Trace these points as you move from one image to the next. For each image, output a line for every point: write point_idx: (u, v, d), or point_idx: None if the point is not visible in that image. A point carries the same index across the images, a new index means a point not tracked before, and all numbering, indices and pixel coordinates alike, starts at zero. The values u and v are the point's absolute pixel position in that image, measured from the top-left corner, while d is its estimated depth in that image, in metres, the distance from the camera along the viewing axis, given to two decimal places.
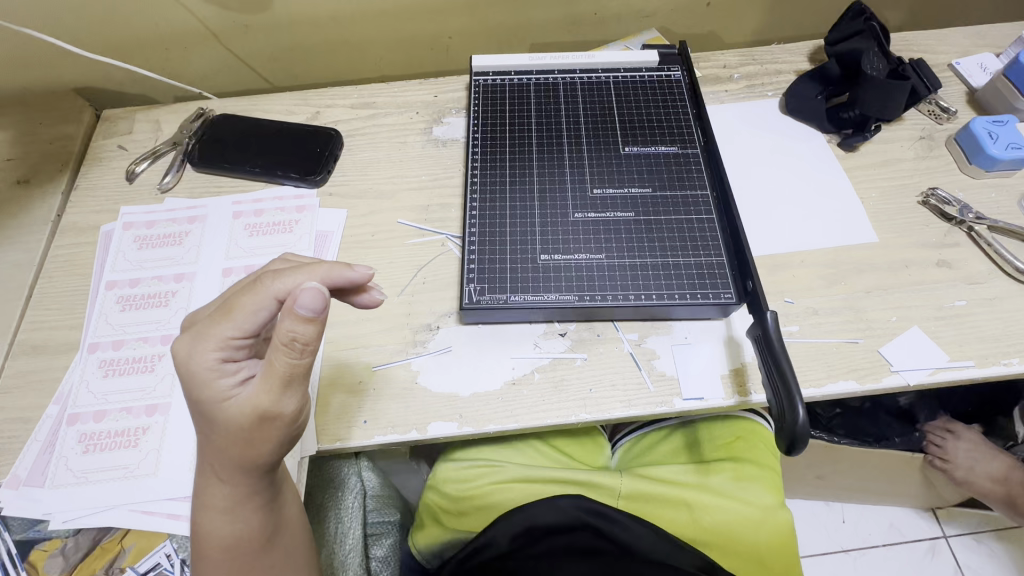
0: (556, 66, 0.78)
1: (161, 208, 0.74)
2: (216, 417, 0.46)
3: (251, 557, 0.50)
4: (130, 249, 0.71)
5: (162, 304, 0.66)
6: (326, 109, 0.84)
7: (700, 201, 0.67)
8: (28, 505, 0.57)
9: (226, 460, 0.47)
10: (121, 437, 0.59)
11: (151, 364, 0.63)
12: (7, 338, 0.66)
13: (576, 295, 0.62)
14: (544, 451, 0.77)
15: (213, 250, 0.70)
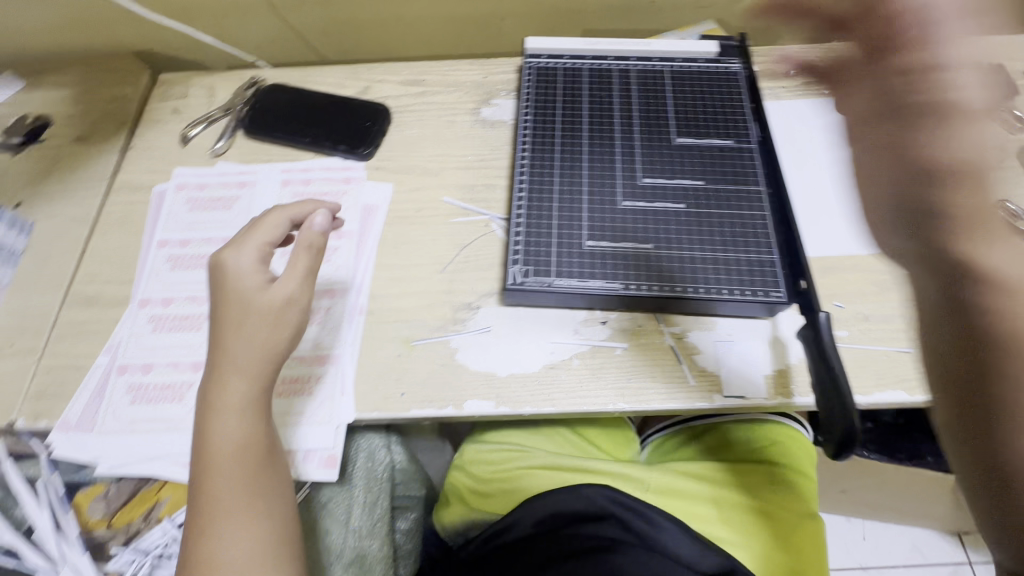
0: (611, 52, 0.76)
1: (214, 172, 0.76)
2: (238, 319, 0.55)
3: (257, 464, 0.53)
4: (182, 210, 0.73)
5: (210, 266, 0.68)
6: (375, 84, 0.84)
7: (754, 196, 0.65)
8: (75, 450, 0.58)
9: (244, 356, 0.54)
10: (168, 391, 0.60)
11: (199, 323, 0.64)
12: (63, 288, 0.69)
13: (621, 284, 0.61)
14: (572, 439, 0.77)
15: (261, 216, 0.71)
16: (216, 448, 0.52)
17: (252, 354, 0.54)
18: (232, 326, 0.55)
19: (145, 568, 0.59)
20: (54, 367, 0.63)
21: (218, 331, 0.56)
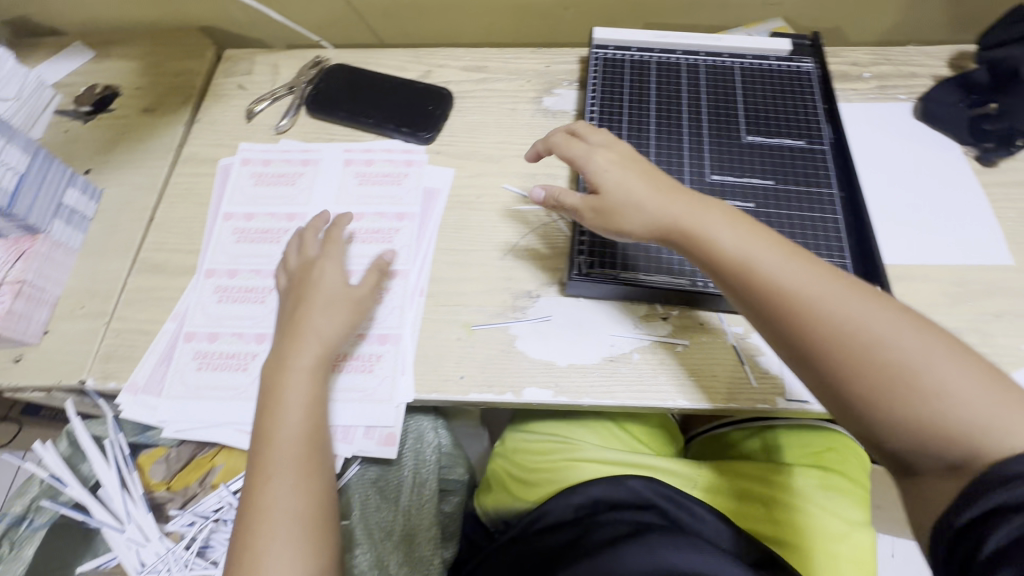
0: (680, 46, 0.75)
1: (278, 147, 0.76)
2: (316, 297, 0.59)
3: (307, 439, 0.54)
4: (247, 184, 0.73)
5: (274, 240, 0.69)
6: (437, 68, 0.83)
7: (827, 199, 0.63)
8: (143, 412, 0.60)
9: (318, 328, 0.58)
10: (233, 360, 0.62)
11: (262, 296, 0.65)
12: (132, 254, 0.71)
13: (687, 281, 0.60)
14: (617, 433, 0.77)
15: (324, 193, 0.72)
16: (279, 409, 0.55)
17: (325, 328, 0.58)
18: (310, 302, 0.59)
19: (204, 531, 0.61)
20: (123, 330, 0.65)
21: (295, 305, 0.60)
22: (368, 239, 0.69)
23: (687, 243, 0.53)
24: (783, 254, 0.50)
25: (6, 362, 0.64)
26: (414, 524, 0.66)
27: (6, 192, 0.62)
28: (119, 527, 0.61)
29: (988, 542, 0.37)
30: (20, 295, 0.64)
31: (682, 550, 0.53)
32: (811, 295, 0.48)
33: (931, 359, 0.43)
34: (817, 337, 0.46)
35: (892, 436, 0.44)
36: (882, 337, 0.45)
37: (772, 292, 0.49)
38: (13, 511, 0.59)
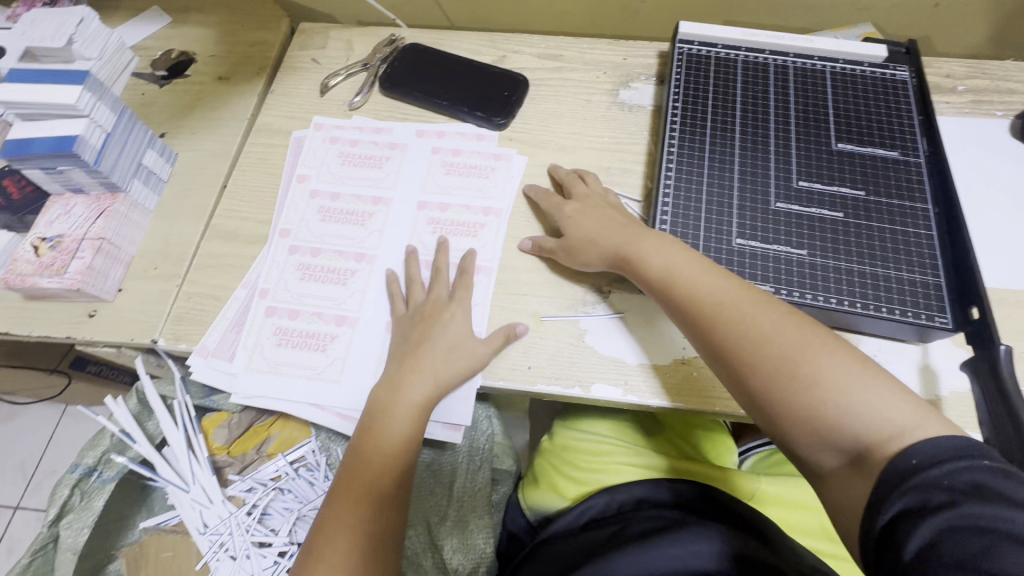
0: (769, 46, 0.73)
1: (364, 125, 0.76)
2: (440, 337, 0.59)
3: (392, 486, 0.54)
4: (333, 161, 0.73)
5: (360, 223, 0.69)
6: (512, 54, 0.82)
7: (921, 215, 0.61)
8: (213, 376, 0.61)
9: (435, 369, 0.58)
10: (312, 338, 0.62)
11: (344, 278, 0.65)
12: (205, 221, 0.71)
13: (772, 287, 0.59)
14: (670, 439, 0.76)
15: (411, 181, 0.71)
16: (377, 445, 0.55)
17: (443, 371, 0.58)
18: (432, 342, 0.59)
19: (265, 497, 0.63)
20: (194, 294, 0.66)
21: (416, 340, 0.59)
22: (454, 232, 0.68)
23: (623, 262, 0.59)
24: (698, 266, 0.55)
25: (81, 316, 0.65)
26: (469, 509, 0.65)
27: (95, 150, 0.63)
28: (185, 487, 0.62)
29: (909, 542, 0.37)
30: (100, 252, 0.64)
31: (702, 541, 0.54)
32: (729, 310, 0.52)
33: (814, 356, 0.47)
34: (725, 344, 0.51)
35: (789, 428, 0.47)
36: (774, 337, 0.49)
37: (687, 302, 0.54)
38: (85, 462, 0.58)
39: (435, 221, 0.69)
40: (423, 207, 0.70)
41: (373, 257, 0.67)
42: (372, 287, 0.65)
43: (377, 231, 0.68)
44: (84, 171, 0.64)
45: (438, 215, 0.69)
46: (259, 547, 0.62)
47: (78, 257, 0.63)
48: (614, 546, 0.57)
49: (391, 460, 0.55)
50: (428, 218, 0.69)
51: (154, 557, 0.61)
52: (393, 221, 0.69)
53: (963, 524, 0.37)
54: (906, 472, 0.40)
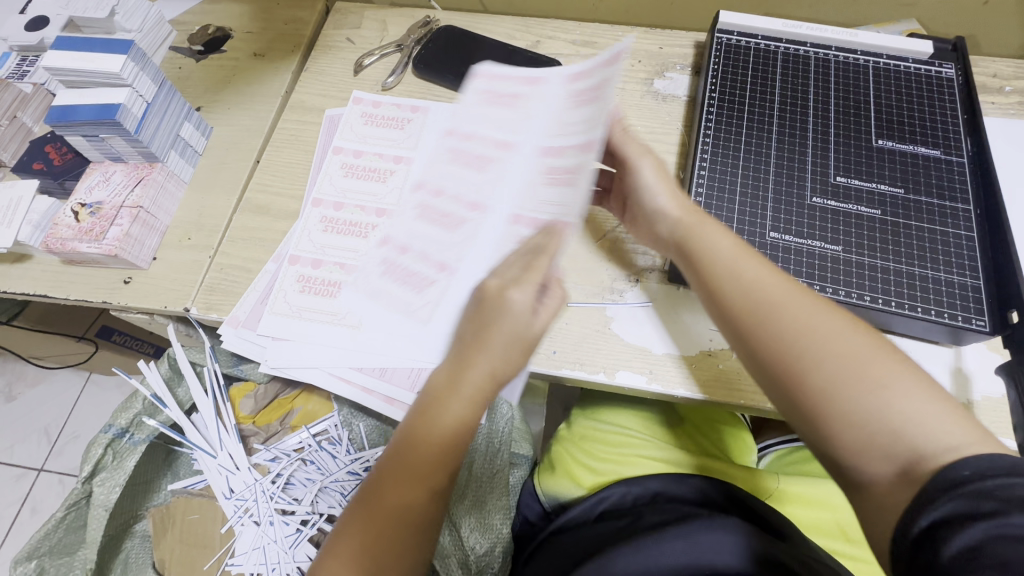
0: (810, 38, 0.72)
1: (494, 70, 0.65)
2: (502, 328, 0.47)
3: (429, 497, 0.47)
4: (475, 101, 0.63)
5: (480, 168, 0.60)
6: (547, 40, 0.82)
7: (961, 216, 0.60)
8: (241, 345, 0.62)
9: (494, 368, 0.48)
10: (332, 287, 0.64)
11: (454, 225, 0.58)
12: (237, 195, 0.72)
13: (803, 281, 0.58)
14: (686, 433, 0.76)
15: (533, 125, 0.59)
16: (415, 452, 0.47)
17: (500, 370, 0.48)
18: (494, 332, 0.47)
19: (289, 467, 0.64)
20: (226, 266, 0.67)
21: (473, 328, 0.48)
22: (555, 179, 0.54)
23: (686, 242, 0.54)
24: (762, 262, 0.51)
25: (117, 283, 0.67)
26: (485, 491, 0.65)
27: (135, 118, 0.64)
28: (212, 453, 0.64)
29: (949, 543, 0.34)
30: (137, 220, 0.65)
31: (720, 528, 0.54)
32: (793, 305, 0.47)
33: (870, 361, 0.42)
34: (775, 338, 0.46)
35: (834, 435, 0.42)
36: (834, 338, 0.44)
37: (735, 292, 0.49)
38: (118, 423, 0.59)
39: (550, 170, 0.56)
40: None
41: (392, 211, 0.68)
42: (477, 240, 0.56)
43: (489, 182, 0.58)
44: (124, 140, 0.65)
45: (551, 161, 0.56)
46: (282, 515, 0.63)
47: (116, 224, 0.64)
48: (628, 537, 0.57)
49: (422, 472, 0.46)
50: (545, 167, 0.56)
51: (181, 518, 0.63)
52: (512, 175, 0.57)
53: (1009, 532, 0.33)
54: (955, 480, 0.36)
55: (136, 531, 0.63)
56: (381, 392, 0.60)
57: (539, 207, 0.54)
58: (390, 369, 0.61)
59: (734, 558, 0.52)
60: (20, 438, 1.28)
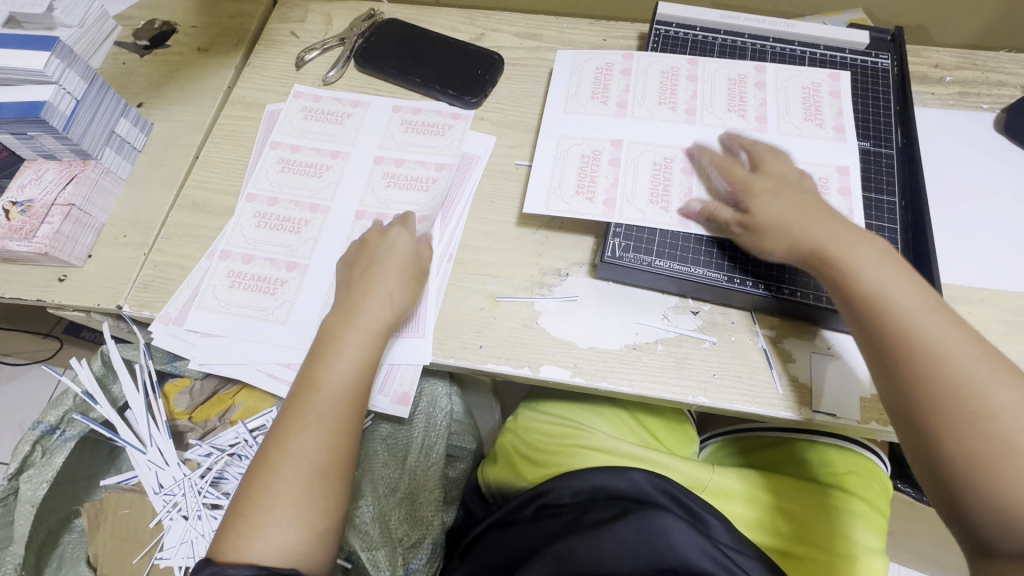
0: (748, 29, 0.71)
1: (843, 112, 0.64)
2: (385, 258, 0.60)
3: (344, 418, 0.53)
4: (792, 88, 0.67)
5: (735, 106, 0.66)
6: (491, 32, 0.81)
7: (887, 207, 0.60)
8: (172, 341, 0.62)
9: (391, 292, 0.58)
10: (264, 284, 0.64)
11: (671, 105, 0.67)
12: (174, 191, 0.72)
13: (725, 274, 0.59)
14: (631, 424, 0.76)
15: (789, 147, 0.63)
16: (324, 382, 0.54)
17: (396, 292, 0.59)
18: (382, 264, 0.60)
19: (219, 463, 0.64)
20: (160, 263, 0.67)
21: (364, 267, 0.60)
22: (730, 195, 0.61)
23: (818, 262, 0.52)
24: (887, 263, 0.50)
25: (51, 280, 0.67)
26: (419, 483, 0.67)
27: (63, 116, 0.64)
28: (142, 449, 0.64)
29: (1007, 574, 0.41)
30: (69, 218, 0.66)
31: (653, 518, 0.54)
32: (925, 329, 0.46)
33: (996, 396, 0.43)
34: (914, 366, 0.45)
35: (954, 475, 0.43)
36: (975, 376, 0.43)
37: (883, 324, 0.47)
38: (48, 420, 0.59)
39: None
40: (386, 182, 0.70)
41: (329, 206, 0.68)
42: (661, 129, 0.65)
43: (720, 121, 0.65)
44: (53, 137, 0.65)
45: None
46: (211, 509, 0.64)
47: (48, 222, 0.65)
48: (567, 532, 0.58)
49: (322, 406, 0.53)
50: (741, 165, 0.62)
51: (112, 513, 0.63)
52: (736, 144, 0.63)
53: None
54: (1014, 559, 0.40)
55: (74, 525, 0.65)
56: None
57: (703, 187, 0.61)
58: None
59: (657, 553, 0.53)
60: None
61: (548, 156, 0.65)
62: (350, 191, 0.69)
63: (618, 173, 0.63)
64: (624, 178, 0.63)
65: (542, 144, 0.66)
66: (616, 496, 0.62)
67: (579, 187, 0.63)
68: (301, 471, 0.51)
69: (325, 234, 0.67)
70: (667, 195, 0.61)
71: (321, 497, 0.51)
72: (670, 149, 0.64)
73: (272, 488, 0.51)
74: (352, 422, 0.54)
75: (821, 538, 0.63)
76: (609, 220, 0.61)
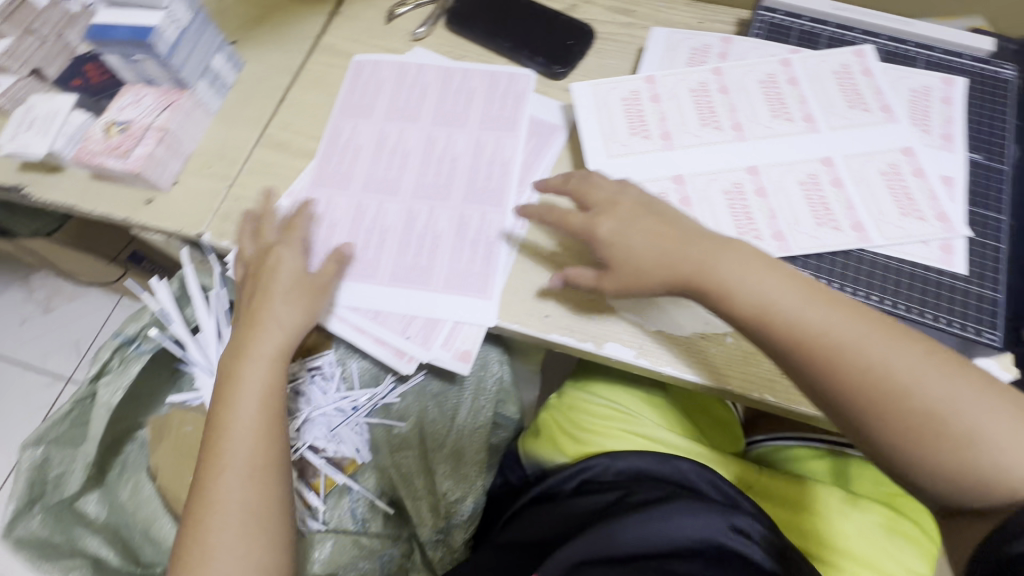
0: (859, 24, 0.68)
1: (954, 119, 0.62)
2: (272, 282, 0.60)
3: (253, 463, 0.55)
4: (900, 90, 0.64)
5: (836, 104, 0.63)
6: (586, 3, 0.79)
7: (993, 224, 0.57)
8: (247, 271, 0.65)
9: (279, 316, 0.59)
10: (338, 229, 0.66)
11: (770, 93, 0.64)
12: (259, 130, 0.74)
13: (810, 273, 0.56)
14: (682, 417, 0.75)
15: (860, 139, 0.61)
16: (229, 438, 0.56)
17: (286, 318, 0.59)
18: (268, 293, 0.60)
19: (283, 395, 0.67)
20: (241, 196, 0.69)
21: (255, 295, 0.61)
22: (816, 209, 0.58)
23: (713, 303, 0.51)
24: (804, 290, 0.49)
25: (139, 202, 0.70)
26: (464, 443, 0.67)
27: (169, 43, 0.66)
28: (209, 372, 0.66)
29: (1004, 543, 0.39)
30: (162, 142, 0.68)
31: (673, 511, 0.54)
32: (852, 334, 0.47)
33: (957, 391, 0.44)
34: (868, 407, 0.45)
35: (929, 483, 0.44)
36: (933, 385, 0.44)
37: (829, 365, 0.46)
38: (126, 331, 0.64)
39: (815, 179, 0.59)
40: (466, 143, 0.70)
41: (409, 161, 0.69)
42: (754, 118, 0.63)
43: (821, 115, 0.63)
44: (156, 63, 0.67)
45: (823, 180, 0.59)
46: None
47: (142, 144, 0.67)
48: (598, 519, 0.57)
49: (238, 461, 0.54)
50: (815, 171, 0.60)
51: (177, 429, 0.65)
52: (798, 147, 0.61)
53: None
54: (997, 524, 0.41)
55: (136, 437, 0.67)
56: (373, 333, 0.62)
57: (779, 188, 0.59)
58: (383, 313, 0.62)
59: (703, 539, 0.52)
60: (56, 348, 1.44)
61: (587, 106, 0.65)
62: (428, 147, 0.70)
63: (680, 151, 0.62)
64: (701, 161, 0.61)
65: (578, 98, 0.66)
66: (660, 481, 0.62)
67: (632, 128, 0.64)
68: (232, 520, 0.53)
69: (405, 186, 0.68)
70: (753, 223, 0.57)
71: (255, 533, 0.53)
72: (726, 127, 0.62)
73: (209, 547, 0.53)
74: (264, 458, 0.55)
75: (870, 556, 0.60)
76: (686, 208, 0.59)
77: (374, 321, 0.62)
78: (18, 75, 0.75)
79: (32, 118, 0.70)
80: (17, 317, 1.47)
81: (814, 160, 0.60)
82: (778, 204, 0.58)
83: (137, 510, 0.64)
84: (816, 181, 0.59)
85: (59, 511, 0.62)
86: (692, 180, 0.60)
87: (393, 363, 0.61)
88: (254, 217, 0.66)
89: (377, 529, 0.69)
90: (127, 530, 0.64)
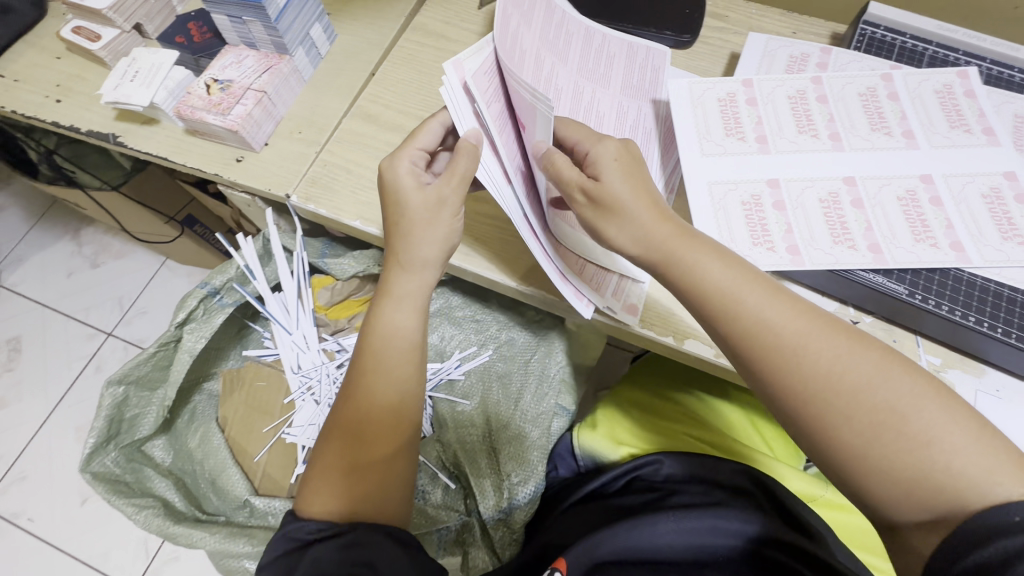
0: (964, 45, 0.67)
1: None
2: (410, 209, 0.54)
3: (391, 417, 0.54)
4: (1003, 114, 0.63)
5: (938, 121, 0.62)
6: None
7: None
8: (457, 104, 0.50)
9: (422, 248, 0.54)
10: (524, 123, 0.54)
11: (870, 104, 0.64)
12: (350, 101, 0.75)
13: (905, 288, 0.55)
14: (749, 431, 0.72)
15: (960, 160, 0.60)
16: (369, 390, 0.54)
17: (432, 253, 0.55)
18: (410, 223, 0.54)
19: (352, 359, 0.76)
20: (329, 162, 0.70)
21: (396, 229, 0.55)
22: (916, 225, 0.57)
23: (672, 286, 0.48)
24: (764, 290, 0.46)
25: (229, 159, 0.72)
26: (510, 426, 0.69)
27: (278, 7, 0.67)
28: (288, 331, 0.75)
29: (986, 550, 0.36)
30: (259, 103, 0.69)
31: (659, 524, 0.52)
32: (796, 330, 0.44)
33: (921, 396, 0.40)
34: (819, 428, 0.42)
35: (889, 495, 0.40)
36: (878, 378, 0.41)
37: (770, 375, 0.44)
38: (213, 283, 0.68)
39: (914, 195, 0.59)
40: (609, 105, 0.66)
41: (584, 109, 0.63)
42: (850, 130, 0.62)
43: (924, 131, 0.62)
44: (262, 26, 0.68)
45: (921, 197, 0.58)
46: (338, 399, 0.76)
47: (242, 103, 0.68)
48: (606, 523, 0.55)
49: (382, 412, 0.54)
50: (913, 188, 0.59)
51: (250, 382, 0.75)
52: (896, 162, 0.60)
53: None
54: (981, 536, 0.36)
55: (205, 388, 0.76)
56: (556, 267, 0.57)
57: (876, 202, 0.58)
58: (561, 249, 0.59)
59: (734, 547, 0.51)
60: (98, 302, 1.46)
61: (683, 103, 0.65)
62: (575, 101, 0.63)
63: (775, 156, 0.61)
64: (796, 168, 0.61)
65: (675, 94, 0.66)
66: (709, 483, 0.60)
67: (727, 130, 0.63)
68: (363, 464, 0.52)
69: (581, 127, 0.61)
70: (848, 233, 0.57)
71: (387, 479, 0.53)
72: (823, 137, 0.62)
73: (338, 479, 0.52)
74: (403, 418, 0.54)
75: None
76: (780, 213, 0.59)
77: (557, 256, 0.58)
78: (122, 28, 0.77)
79: (136, 70, 0.73)
80: (64, 270, 1.50)
81: (912, 176, 0.60)
82: (874, 217, 0.58)
83: (203, 459, 0.72)
84: (915, 198, 0.58)
85: (131, 452, 0.68)
86: (787, 186, 0.60)
87: (572, 302, 0.57)
88: (389, 160, 0.55)
89: (439, 501, 0.73)
90: (191, 477, 0.71)
